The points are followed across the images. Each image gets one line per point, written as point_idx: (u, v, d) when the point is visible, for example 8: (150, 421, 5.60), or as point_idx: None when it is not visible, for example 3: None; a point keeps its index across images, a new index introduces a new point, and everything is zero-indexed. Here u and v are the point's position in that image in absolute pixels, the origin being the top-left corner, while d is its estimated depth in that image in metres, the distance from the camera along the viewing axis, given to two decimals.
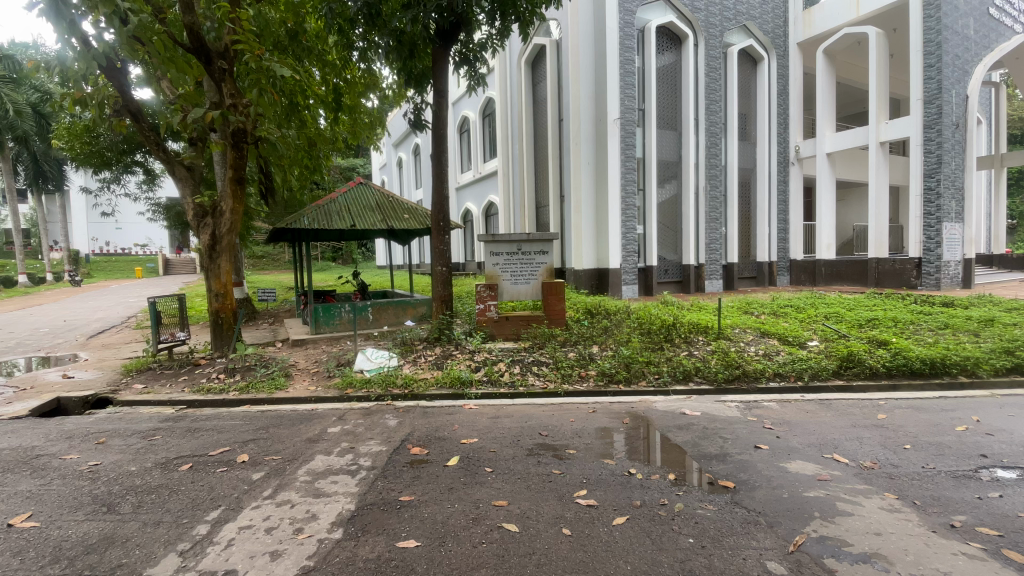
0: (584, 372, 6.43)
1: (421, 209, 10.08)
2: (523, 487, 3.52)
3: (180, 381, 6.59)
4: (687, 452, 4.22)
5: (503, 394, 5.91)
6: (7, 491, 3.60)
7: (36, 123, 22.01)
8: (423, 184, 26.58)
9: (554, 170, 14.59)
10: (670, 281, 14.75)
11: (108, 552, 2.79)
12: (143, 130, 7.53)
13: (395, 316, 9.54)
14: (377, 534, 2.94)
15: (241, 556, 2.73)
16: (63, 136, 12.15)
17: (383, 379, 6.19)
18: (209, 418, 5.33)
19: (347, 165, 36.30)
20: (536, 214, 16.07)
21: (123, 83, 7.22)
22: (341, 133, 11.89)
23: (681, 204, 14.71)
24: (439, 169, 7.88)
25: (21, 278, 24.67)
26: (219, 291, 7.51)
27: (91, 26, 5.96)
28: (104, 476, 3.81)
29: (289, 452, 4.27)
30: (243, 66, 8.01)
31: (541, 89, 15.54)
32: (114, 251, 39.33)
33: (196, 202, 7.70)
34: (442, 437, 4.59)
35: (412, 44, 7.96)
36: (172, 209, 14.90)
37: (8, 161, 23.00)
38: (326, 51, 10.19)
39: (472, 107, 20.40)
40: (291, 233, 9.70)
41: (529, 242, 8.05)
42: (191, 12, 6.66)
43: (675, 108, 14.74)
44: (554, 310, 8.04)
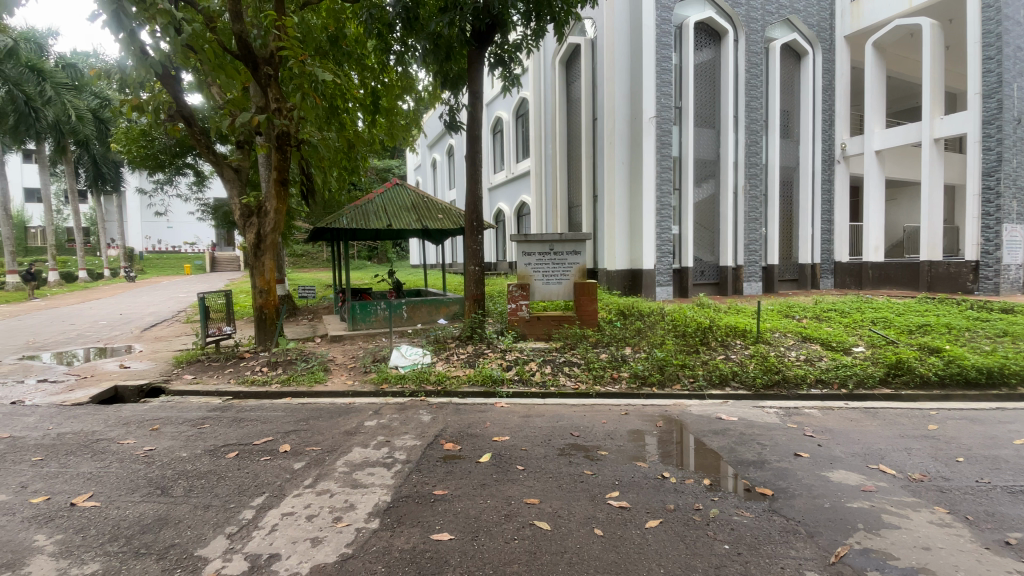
0: (616, 373, 6.36)
1: (455, 209, 10.24)
2: (554, 487, 3.53)
3: (226, 372, 6.92)
4: (722, 457, 4.14)
5: (534, 394, 5.93)
6: (70, 472, 3.86)
7: (96, 128, 23.41)
8: (457, 184, 26.82)
9: (588, 170, 14.45)
10: (707, 282, 14.36)
11: (161, 533, 2.95)
12: (194, 133, 7.91)
13: (429, 314, 9.70)
14: (411, 525, 3.01)
15: (284, 541, 2.85)
16: (121, 141, 12.99)
17: (417, 376, 6.32)
18: (253, 409, 5.57)
19: (383, 167, 37.02)
20: (569, 214, 16.00)
21: (178, 90, 7.63)
22: (378, 136, 12.20)
23: (718, 204, 14.36)
24: (473, 169, 7.97)
25: (82, 274, 26.32)
26: (263, 287, 7.82)
27: (148, 36, 6.31)
28: (158, 461, 4.05)
29: (329, 443, 4.42)
30: (287, 71, 8.32)
31: (575, 88, 15.45)
32: (165, 250, 41.47)
33: (242, 202, 8.00)
34: (474, 433, 4.65)
35: (449, 47, 8.03)
36: (220, 209, 15.60)
37: (72, 164, 24.67)
38: (365, 55, 10.48)
39: (506, 107, 20.47)
40: (330, 232, 9.98)
41: (561, 242, 8.02)
42: (240, 20, 6.97)
43: (714, 106, 14.41)
44: (586, 310, 8.00)
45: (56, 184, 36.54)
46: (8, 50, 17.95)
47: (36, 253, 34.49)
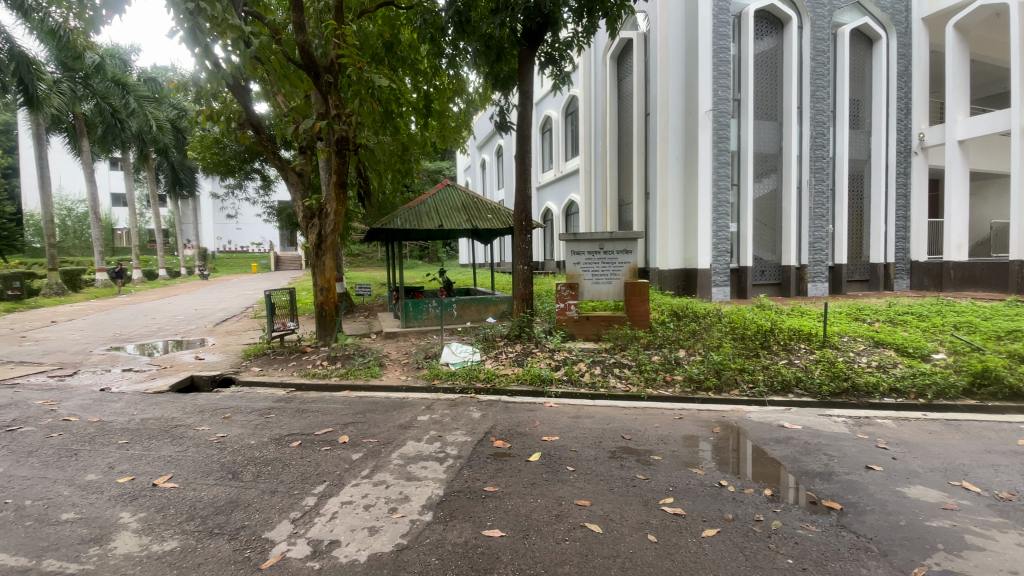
0: (669, 376, 6.17)
1: (504, 209, 10.33)
2: (606, 489, 3.48)
3: (290, 365, 7.32)
4: (784, 467, 3.93)
5: (584, 394, 5.88)
6: (154, 454, 4.21)
7: (174, 137, 25.35)
8: (506, 184, 26.99)
9: (639, 167, 14.11)
10: (767, 283, 13.68)
11: (232, 515, 3.15)
12: (261, 139, 8.41)
13: (478, 312, 9.82)
14: (463, 520, 3.06)
15: (344, 529, 2.97)
16: (196, 148, 14.02)
17: (467, 372, 6.42)
18: (314, 401, 5.85)
19: (435, 168, 37.86)
20: (619, 212, 15.73)
21: (247, 100, 8.12)
22: (430, 139, 12.53)
23: (781, 200, 13.65)
24: (523, 169, 7.99)
25: (162, 272, 28.57)
26: (323, 286, 8.17)
27: (220, 50, 6.74)
28: (229, 447, 4.34)
29: (384, 435, 4.58)
30: (346, 79, 8.67)
31: (626, 83, 15.15)
32: (235, 250, 44.35)
33: (305, 205, 8.47)
34: (524, 432, 4.66)
35: (500, 48, 8.06)
36: (284, 211, 16.49)
37: (152, 170, 26.78)
38: (418, 60, 10.78)
39: (555, 105, 20.36)
40: (384, 233, 10.29)
41: (612, 241, 7.88)
42: (303, 31, 7.32)
43: (775, 97, 13.70)
44: (637, 311, 7.82)
45: (140, 189, 39.82)
46: (97, 67, 19.64)
47: (123, 253, 37.82)
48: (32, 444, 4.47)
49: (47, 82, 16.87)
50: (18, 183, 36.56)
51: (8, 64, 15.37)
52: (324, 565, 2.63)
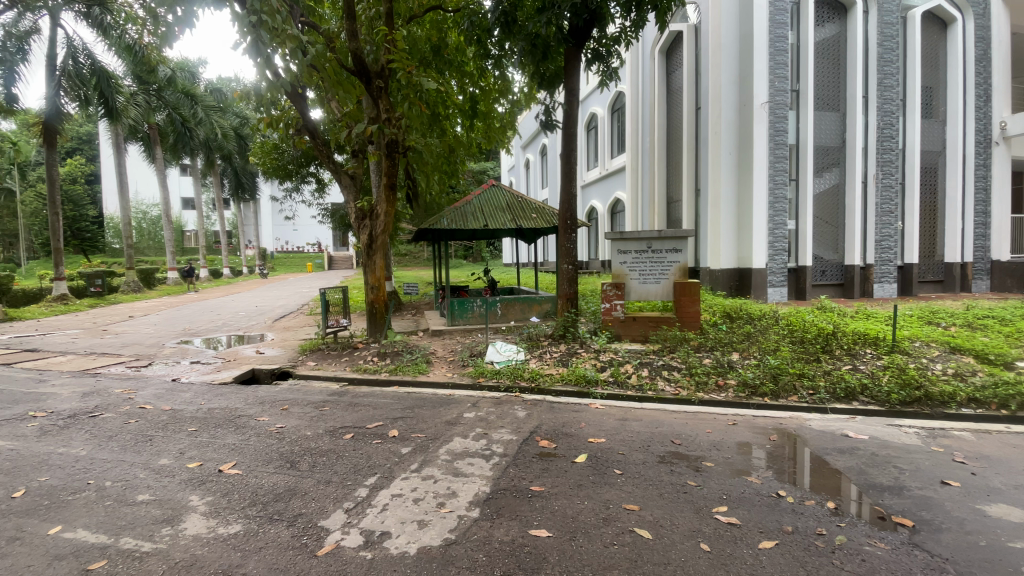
0: (722, 381, 5.94)
1: (549, 209, 10.31)
2: (655, 494, 3.39)
3: (342, 360, 7.60)
4: (849, 479, 3.69)
5: (631, 396, 5.77)
6: (219, 442, 4.48)
7: (237, 144, 26.95)
8: (550, 184, 26.94)
9: (690, 163, 13.67)
10: (829, 283, 12.92)
11: (291, 502, 3.31)
12: (316, 144, 8.74)
13: (522, 311, 9.84)
14: (510, 518, 3.06)
15: (394, 521, 3.05)
16: (258, 154, 14.82)
17: (511, 371, 6.45)
18: (366, 395, 6.05)
19: (480, 169, 38.32)
20: (668, 209, 15.31)
21: (304, 107, 8.48)
22: (476, 139, 12.72)
23: (843, 195, 12.86)
24: (568, 167, 7.93)
25: (226, 271, 30.40)
26: (374, 284, 8.42)
27: (280, 59, 7.05)
28: (288, 437, 4.55)
29: (432, 431, 4.66)
30: (396, 83, 8.89)
31: (676, 77, 14.73)
32: (291, 250, 46.63)
33: (358, 206, 8.78)
34: (569, 433, 4.62)
35: (546, 46, 8.03)
36: (338, 213, 17.17)
37: (218, 175, 28.53)
38: (465, 62, 10.91)
39: (601, 103, 20.12)
40: (431, 233, 10.48)
41: (660, 240, 7.68)
42: (356, 38, 7.55)
43: (838, 87, 12.92)
44: (687, 312, 7.58)
45: (206, 193, 42.47)
46: (169, 79, 21.07)
47: (192, 253, 40.55)
48: (113, 429, 4.85)
49: (125, 95, 18.08)
50: (100, 190, 39.87)
51: (91, 79, 16.75)
52: (376, 555, 2.71)
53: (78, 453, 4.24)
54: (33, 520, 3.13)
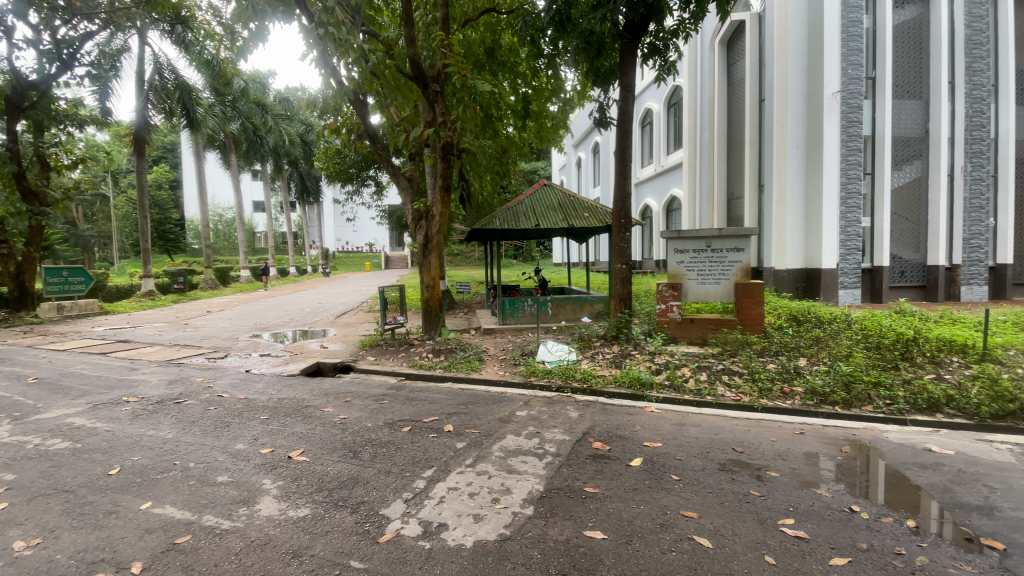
0: (788, 388, 5.64)
1: (601, 208, 10.19)
2: (715, 502, 3.28)
3: (399, 356, 7.86)
4: (930, 496, 3.40)
5: (688, 401, 5.60)
6: (288, 430, 4.77)
7: (303, 149, 28.55)
8: (603, 182, 26.61)
9: (752, 158, 13.03)
10: (908, 285, 11.95)
11: (354, 490, 3.46)
12: (376, 148, 9.07)
13: (573, 311, 9.78)
14: (565, 518, 3.06)
15: (451, 514, 3.13)
16: (322, 159, 15.63)
17: (563, 371, 6.42)
18: (421, 390, 6.22)
19: (531, 169, 38.56)
20: (728, 207, 14.70)
21: (364, 113, 8.81)
22: (529, 139, 12.81)
23: (926, 190, 11.85)
24: (623, 165, 7.80)
25: (293, 270, 32.28)
26: (429, 283, 8.64)
27: (343, 68, 7.38)
28: (350, 428, 4.77)
29: (485, 428, 4.73)
30: (451, 87, 9.07)
31: (738, 68, 14.12)
32: (351, 249, 48.83)
33: (415, 207, 9.03)
34: (623, 435, 4.55)
35: (600, 44, 7.95)
36: (395, 214, 17.80)
37: (285, 180, 30.32)
38: (518, 63, 11.00)
39: (656, 98, 19.65)
40: (484, 233, 10.62)
41: (720, 238, 7.39)
42: (414, 44, 7.77)
43: (920, 72, 11.91)
44: (749, 314, 7.26)
45: (274, 197, 45.18)
46: (242, 90, 22.63)
47: (262, 253, 43.31)
48: (195, 414, 5.28)
49: (204, 106, 19.54)
50: (183, 195, 43.35)
51: (175, 93, 18.25)
52: (434, 545, 2.79)
53: (166, 436, 4.65)
54: (129, 495, 3.46)
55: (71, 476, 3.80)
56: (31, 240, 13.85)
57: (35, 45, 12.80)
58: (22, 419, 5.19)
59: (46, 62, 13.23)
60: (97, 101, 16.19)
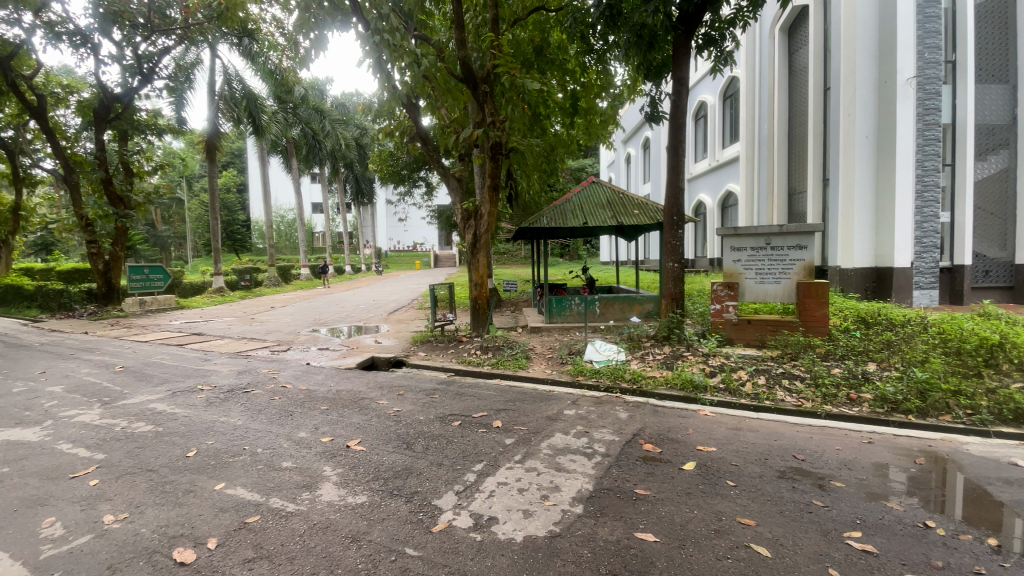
0: (854, 394, 5.32)
1: (651, 205, 9.97)
2: (774, 511, 3.14)
3: (449, 353, 8.04)
4: (1018, 514, 3.12)
5: (744, 405, 5.39)
6: (346, 420, 5.00)
7: (358, 152, 29.69)
8: (653, 179, 25.99)
9: (816, 150, 12.33)
10: (994, 286, 10.96)
11: (408, 480, 3.59)
12: (427, 149, 9.29)
13: (622, 311, 9.63)
14: (614, 518, 3.04)
15: (501, 508, 3.18)
16: (376, 161, 16.22)
17: (612, 371, 6.35)
18: (470, 386, 6.34)
19: (579, 167, 38.24)
20: (789, 202, 14.01)
21: (416, 115, 9.04)
22: (577, 136, 12.72)
23: (1014, 181, 10.82)
24: (675, 161, 7.59)
25: (348, 268, 33.66)
26: (477, 281, 8.76)
27: (397, 73, 7.63)
28: (403, 420, 4.94)
29: (534, 425, 4.76)
30: (501, 87, 9.13)
31: (801, 56, 13.37)
32: (402, 248, 50.30)
33: (464, 207, 9.16)
34: (675, 438, 4.44)
35: (652, 37, 7.77)
36: (445, 214, 18.18)
37: (341, 182, 31.67)
38: (567, 60, 10.95)
39: (711, 90, 18.97)
40: (532, 232, 10.64)
41: (781, 235, 7.06)
42: (465, 47, 7.91)
43: (1007, 53, 10.89)
44: (812, 316, 6.89)
45: (331, 199, 47.19)
46: (303, 97, 23.80)
47: (319, 253, 45.39)
48: (262, 403, 5.64)
49: (268, 114, 20.70)
50: (249, 198, 46.16)
51: (242, 101, 19.46)
52: (485, 538, 2.85)
53: (236, 422, 4.99)
54: (204, 476, 3.75)
55: (154, 456, 4.16)
56: (116, 241, 15.04)
57: (118, 61, 14.02)
58: (111, 404, 5.72)
59: (129, 76, 14.44)
60: (174, 112, 17.49)
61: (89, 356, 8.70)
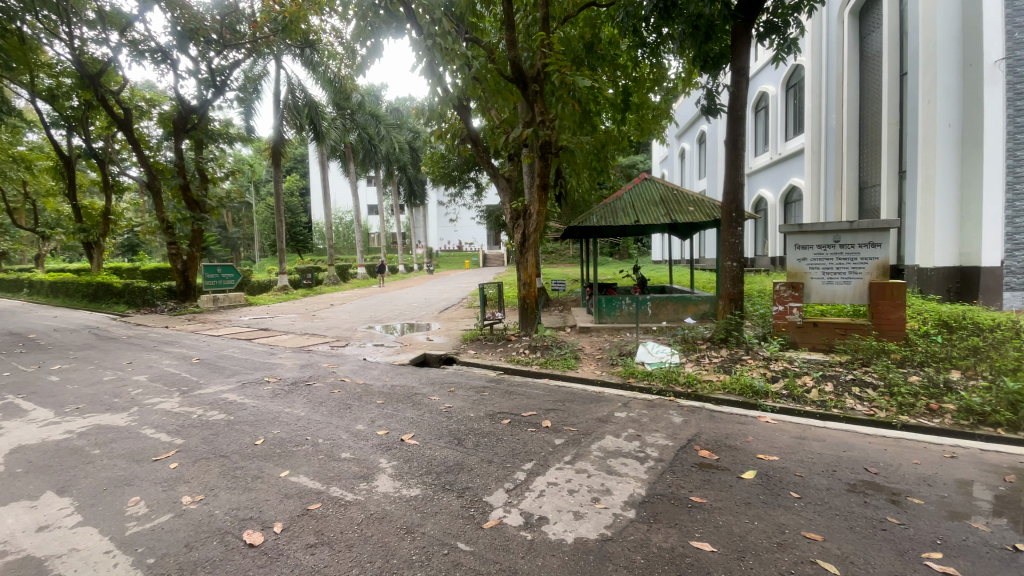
0: (935, 405, 4.90)
1: (707, 201, 9.62)
2: (842, 526, 2.95)
3: (498, 351, 8.10)
4: None
5: (809, 412, 5.09)
6: (400, 414, 5.16)
7: (411, 155, 30.54)
8: (710, 174, 25.02)
9: (890, 141, 11.44)
10: None
11: (459, 475, 3.66)
12: (478, 150, 9.40)
13: (675, 311, 9.35)
14: (668, 525, 2.96)
15: (552, 508, 3.17)
16: (428, 164, 16.62)
17: (665, 374, 6.17)
18: (519, 385, 6.37)
19: (630, 164, 37.48)
20: (860, 196, 13.11)
21: (467, 117, 9.16)
22: (629, 132, 12.46)
23: None
24: (734, 156, 7.27)
25: (401, 268, 34.67)
26: (526, 280, 8.78)
27: (449, 76, 7.77)
28: (454, 416, 5.04)
29: (584, 426, 4.72)
30: (550, 86, 9.08)
31: (874, 39, 12.44)
32: (453, 248, 51.20)
33: (513, 206, 9.18)
34: (734, 445, 4.26)
35: (709, 27, 7.48)
36: (495, 214, 18.36)
37: (395, 184, 32.68)
38: (619, 55, 10.76)
39: (773, 80, 18.06)
40: (582, 231, 10.54)
41: (851, 233, 6.61)
42: (515, 47, 7.93)
43: None
44: (886, 318, 6.39)
45: (385, 201, 48.80)
46: (360, 103, 24.73)
47: (375, 253, 47.01)
48: (322, 396, 5.93)
49: (328, 120, 21.68)
50: (310, 201, 48.59)
51: (304, 109, 20.50)
52: (536, 537, 2.85)
53: (298, 414, 5.26)
54: (270, 463, 3.99)
55: (226, 443, 4.46)
56: (193, 242, 16.34)
57: (195, 75, 15.15)
58: (189, 393, 6.20)
59: (204, 89, 15.56)
60: (243, 121, 18.66)
61: (169, 349, 9.46)
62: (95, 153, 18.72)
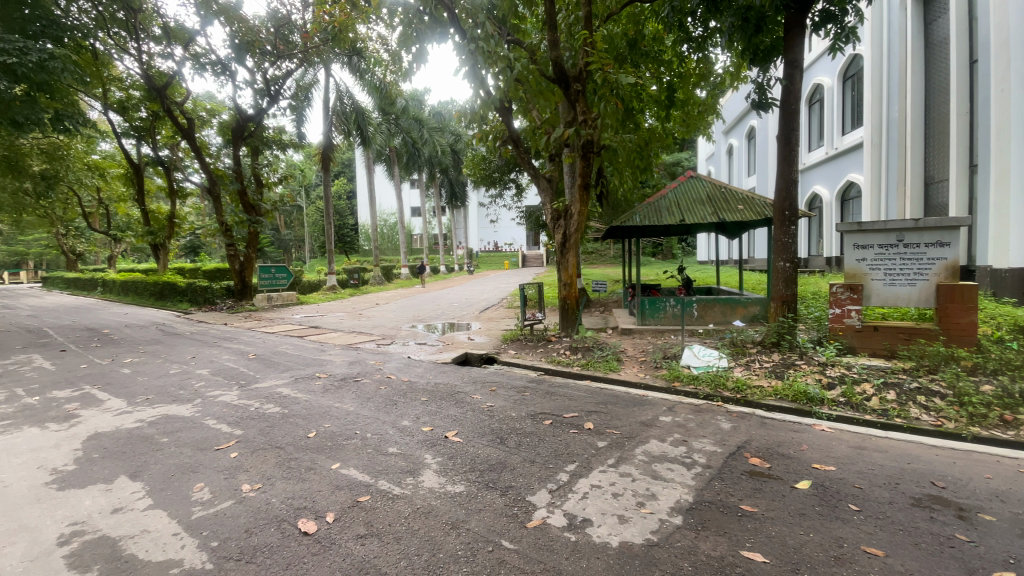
0: (1012, 417, 4.53)
1: (757, 199, 9.28)
2: (906, 542, 2.78)
3: (539, 352, 8.11)
4: None
5: (868, 421, 4.82)
6: (443, 412, 5.26)
7: (452, 156, 30.95)
8: (760, 171, 24.02)
9: (958, 134, 10.61)
10: None
11: (502, 474, 3.70)
12: (519, 150, 9.44)
13: (722, 314, 9.08)
14: (717, 533, 2.88)
15: (596, 511, 3.15)
16: (470, 166, 16.83)
17: (711, 379, 6.00)
18: (561, 386, 6.36)
19: (674, 162, 36.53)
20: (926, 193, 12.29)
21: (509, 119, 9.23)
22: (673, 130, 12.17)
23: None
24: (786, 151, 6.97)
25: (443, 268, 35.21)
26: (567, 281, 8.73)
27: (491, 78, 7.84)
28: (496, 415, 5.09)
29: (627, 430, 4.66)
30: (592, 85, 9.00)
31: (943, 24, 11.67)
32: (493, 249, 51.52)
33: (554, 206, 9.16)
34: (786, 454, 4.09)
35: (759, 19, 7.21)
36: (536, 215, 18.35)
37: (437, 186, 33.23)
38: (663, 51, 10.55)
39: (829, 71, 17.19)
40: (624, 231, 10.39)
41: (916, 231, 6.19)
42: (557, 47, 7.92)
43: None
44: (954, 323, 5.97)
45: (428, 203, 49.74)
46: (404, 108, 25.27)
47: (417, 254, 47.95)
48: (370, 392, 6.12)
49: (373, 125, 22.32)
50: (356, 204, 50.15)
51: (352, 115, 21.22)
52: (579, 539, 2.85)
53: (347, 409, 5.46)
54: (322, 456, 4.16)
55: (281, 436, 4.69)
56: (249, 243, 17.23)
57: (251, 85, 15.98)
58: (247, 387, 6.55)
59: (259, 98, 16.39)
60: (295, 128, 19.52)
61: (228, 345, 10.01)
62: (161, 161, 20.01)
